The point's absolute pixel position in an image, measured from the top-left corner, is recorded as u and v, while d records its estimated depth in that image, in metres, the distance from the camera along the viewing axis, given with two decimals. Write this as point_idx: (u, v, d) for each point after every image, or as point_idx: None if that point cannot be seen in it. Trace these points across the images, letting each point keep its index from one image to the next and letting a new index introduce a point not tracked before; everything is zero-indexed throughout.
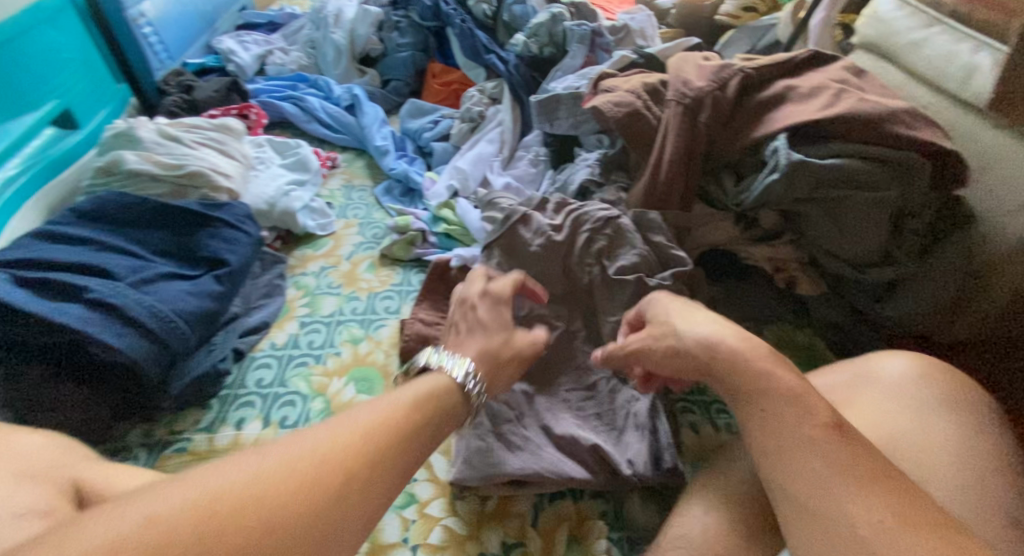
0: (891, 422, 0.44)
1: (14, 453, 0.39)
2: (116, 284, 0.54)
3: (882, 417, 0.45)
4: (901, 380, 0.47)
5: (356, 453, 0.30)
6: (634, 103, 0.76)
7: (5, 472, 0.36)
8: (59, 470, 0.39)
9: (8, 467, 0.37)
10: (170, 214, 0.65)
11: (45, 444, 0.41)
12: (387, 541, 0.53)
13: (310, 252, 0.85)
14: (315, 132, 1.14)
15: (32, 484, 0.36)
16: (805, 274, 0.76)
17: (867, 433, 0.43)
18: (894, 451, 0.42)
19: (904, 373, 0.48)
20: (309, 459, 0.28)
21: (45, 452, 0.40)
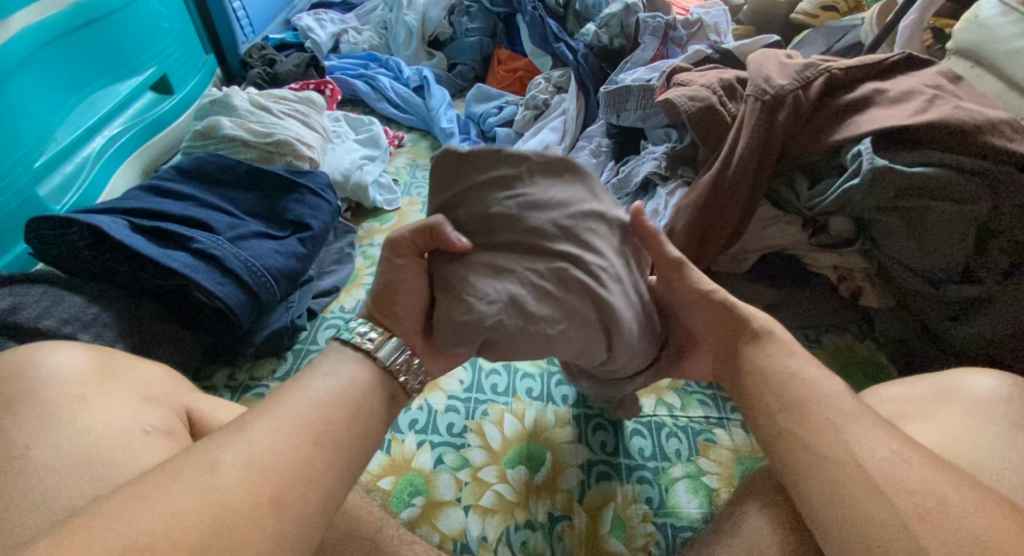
0: (973, 436, 0.43)
1: (138, 378, 0.44)
2: (217, 238, 0.57)
3: (964, 434, 0.44)
4: (986, 399, 0.46)
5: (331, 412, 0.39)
6: (709, 97, 0.75)
7: (135, 396, 0.42)
8: (174, 396, 0.44)
9: (136, 391, 0.42)
10: (262, 177, 0.69)
11: (161, 374, 0.46)
12: (441, 498, 0.56)
13: (377, 225, 0.89)
14: (383, 112, 1.19)
15: (154, 406, 0.41)
16: (873, 287, 0.75)
17: (948, 451, 0.43)
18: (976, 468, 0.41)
19: (991, 394, 0.47)
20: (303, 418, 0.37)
21: (162, 380, 0.45)
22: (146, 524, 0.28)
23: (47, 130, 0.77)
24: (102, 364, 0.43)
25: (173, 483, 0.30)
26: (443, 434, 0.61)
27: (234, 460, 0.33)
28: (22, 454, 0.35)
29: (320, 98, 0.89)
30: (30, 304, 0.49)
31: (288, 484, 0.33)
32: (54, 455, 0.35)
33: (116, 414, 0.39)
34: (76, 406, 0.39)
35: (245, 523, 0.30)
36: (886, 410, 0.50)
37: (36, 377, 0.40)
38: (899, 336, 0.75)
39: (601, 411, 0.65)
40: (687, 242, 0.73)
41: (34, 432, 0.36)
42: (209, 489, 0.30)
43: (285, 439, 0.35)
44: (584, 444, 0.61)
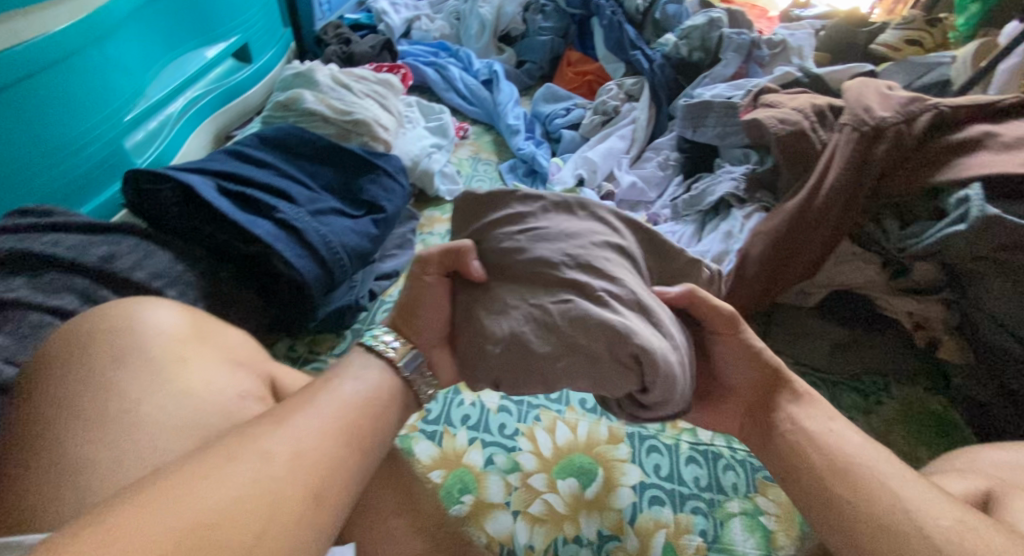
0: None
1: (223, 339, 0.43)
2: (299, 210, 0.57)
3: None
4: None
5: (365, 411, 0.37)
6: (801, 122, 0.72)
7: (224, 357, 0.41)
8: (258, 363, 0.44)
9: (226, 354, 0.42)
10: (340, 155, 0.69)
11: (246, 341, 0.46)
12: (490, 500, 0.54)
13: (437, 215, 0.89)
14: (450, 102, 1.19)
15: (244, 371, 0.41)
16: (953, 340, 0.70)
17: None
18: None
19: None
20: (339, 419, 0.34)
21: (246, 344, 0.45)
22: (206, 500, 0.24)
23: (139, 86, 0.78)
24: (192, 320, 0.42)
25: (211, 458, 0.27)
26: (495, 434, 0.60)
27: (285, 450, 0.29)
28: (125, 406, 0.34)
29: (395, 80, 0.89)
30: (124, 254, 0.49)
31: (331, 478, 0.30)
32: (158, 411, 0.35)
33: (212, 373, 0.39)
34: (178, 365, 0.38)
35: (286, 508, 0.27)
36: (985, 474, 0.46)
37: (134, 329, 0.39)
38: (978, 397, 0.69)
39: (655, 433, 0.63)
40: (759, 269, 0.70)
41: (136, 386, 0.36)
42: (266, 473, 0.28)
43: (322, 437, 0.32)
44: (637, 464, 0.59)
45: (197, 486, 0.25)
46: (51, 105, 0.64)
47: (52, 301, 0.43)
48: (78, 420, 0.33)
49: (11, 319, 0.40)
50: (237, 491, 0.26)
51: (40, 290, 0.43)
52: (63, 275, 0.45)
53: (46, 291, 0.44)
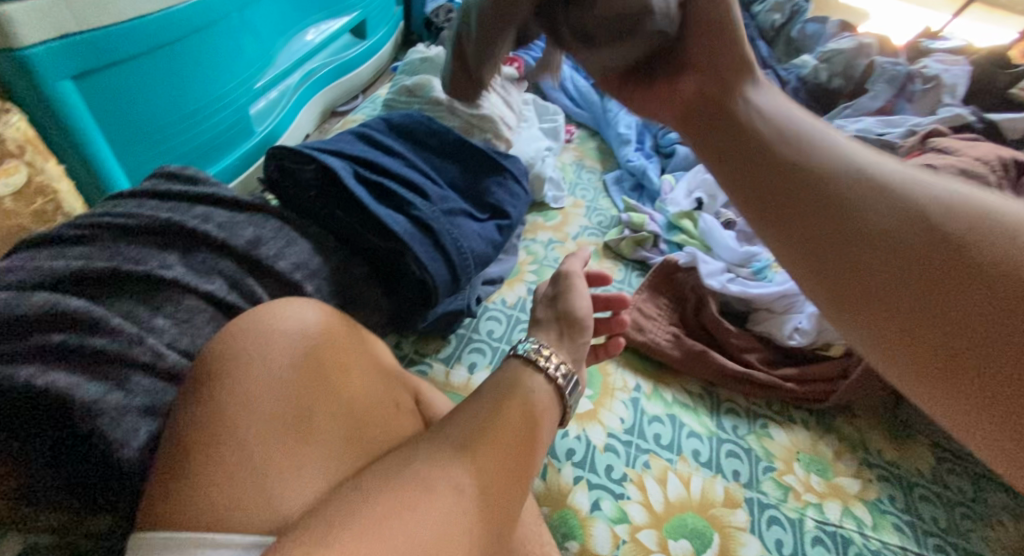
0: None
1: (371, 351, 0.45)
2: (433, 208, 0.53)
3: None
4: None
5: (526, 420, 0.39)
6: (984, 175, 0.64)
7: (372, 370, 0.43)
8: (397, 377, 0.46)
9: (372, 365, 0.43)
10: (468, 152, 0.65)
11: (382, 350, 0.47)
12: (597, 551, 0.49)
13: (540, 221, 0.85)
14: (556, 101, 1.14)
15: (383, 387, 0.42)
16: None
17: None
18: None
19: None
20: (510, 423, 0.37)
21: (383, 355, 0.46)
22: (412, 523, 0.28)
23: (269, 54, 0.77)
24: (344, 327, 0.43)
25: (408, 488, 0.29)
26: (602, 476, 0.55)
27: (469, 468, 0.32)
28: (296, 410, 0.35)
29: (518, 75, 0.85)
30: (269, 239, 0.48)
31: (501, 504, 0.33)
32: (329, 419, 0.36)
33: (366, 389, 0.40)
34: (342, 374, 0.39)
35: (470, 541, 0.29)
36: None
37: (297, 332, 0.39)
38: None
39: (776, 502, 0.56)
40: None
41: (306, 389, 0.36)
42: (446, 494, 0.30)
43: (492, 454, 0.34)
44: (756, 537, 0.53)
45: (406, 500, 0.29)
46: (193, 67, 0.63)
47: (205, 286, 0.42)
48: (253, 418, 0.33)
49: (171, 301, 0.40)
50: (438, 511, 0.29)
51: (193, 270, 0.43)
52: (213, 256, 0.44)
53: (198, 273, 0.43)
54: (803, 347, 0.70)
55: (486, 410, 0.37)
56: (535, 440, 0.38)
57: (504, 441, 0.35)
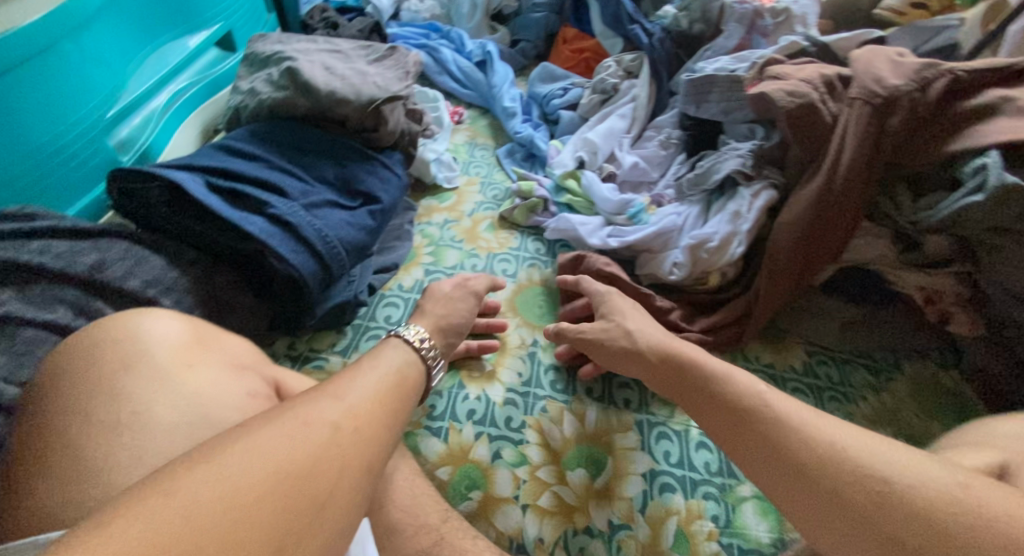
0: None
1: (227, 347, 0.46)
2: (292, 204, 0.55)
3: None
4: None
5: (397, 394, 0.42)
6: (810, 94, 0.69)
7: (226, 365, 0.43)
8: (261, 368, 0.47)
9: (227, 359, 0.44)
10: (334, 146, 0.67)
11: (245, 348, 0.48)
12: (499, 494, 0.53)
13: (435, 203, 0.86)
14: (444, 85, 1.16)
15: (244, 377, 0.43)
16: (966, 314, 0.69)
17: None
18: None
19: None
20: (377, 393, 0.40)
21: (247, 353, 0.47)
22: (253, 472, 0.30)
23: (121, 79, 0.75)
24: (192, 330, 0.44)
25: (266, 441, 0.32)
26: (502, 428, 0.59)
27: (341, 419, 0.35)
28: (133, 409, 0.37)
29: (384, 47, 0.79)
30: (115, 262, 0.48)
31: (375, 451, 0.37)
32: (169, 412, 0.37)
33: (219, 382, 0.41)
34: (185, 369, 0.40)
35: (327, 484, 0.32)
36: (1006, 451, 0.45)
37: (139, 343, 0.40)
38: (983, 367, 0.70)
39: (664, 420, 0.62)
40: (791, 258, 0.69)
41: (142, 392, 0.38)
42: (303, 446, 0.32)
43: (362, 416, 0.37)
44: (647, 453, 0.59)
45: (257, 452, 0.31)
46: (26, 100, 0.61)
47: (43, 316, 0.44)
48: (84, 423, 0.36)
49: (6, 335, 0.42)
50: (288, 457, 0.31)
51: (30, 304, 0.44)
52: (52, 286, 0.45)
53: (37, 305, 0.44)
54: (684, 279, 0.75)
55: (356, 382, 0.40)
56: (404, 403, 0.43)
57: (369, 406, 0.39)
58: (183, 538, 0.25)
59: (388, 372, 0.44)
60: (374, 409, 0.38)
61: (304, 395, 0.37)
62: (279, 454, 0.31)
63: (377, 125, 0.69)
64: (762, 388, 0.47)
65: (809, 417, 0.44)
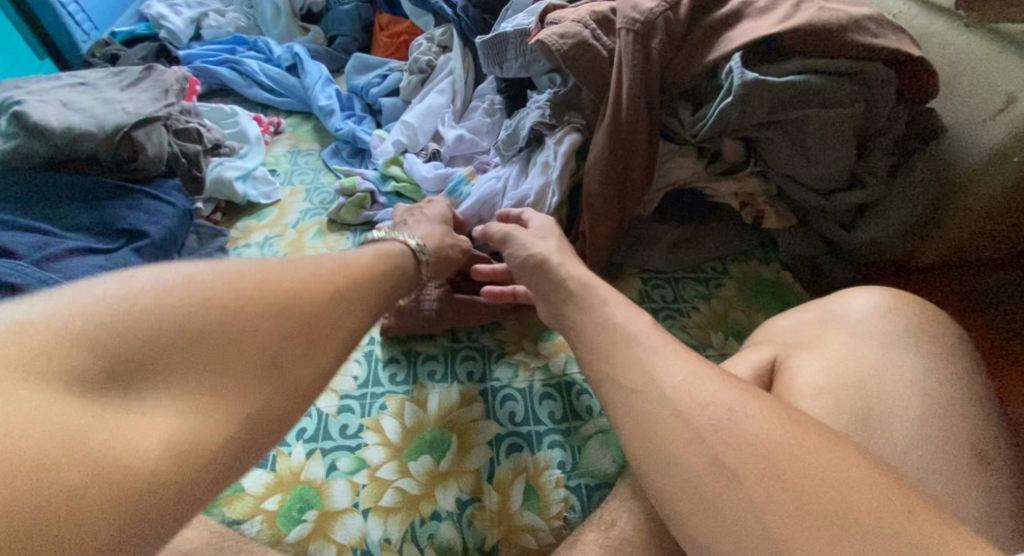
0: (859, 360, 0.41)
1: None
2: (17, 263, 0.49)
3: (850, 348, 0.43)
4: (867, 318, 0.45)
5: (350, 282, 0.45)
6: (581, 33, 0.70)
7: None
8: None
9: None
10: (86, 188, 0.60)
11: None
12: (337, 507, 0.50)
13: (253, 223, 0.81)
14: (257, 97, 1.08)
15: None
16: (773, 208, 0.75)
17: (831, 375, 0.41)
18: (860, 391, 0.40)
19: (871, 310, 0.45)
20: (338, 278, 0.44)
21: None
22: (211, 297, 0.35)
23: None
24: None
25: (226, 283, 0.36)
26: (335, 439, 0.56)
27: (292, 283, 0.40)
28: None
29: (138, 69, 0.73)
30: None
31: (325, 328, 0.40)
32: None
33: None
34: None
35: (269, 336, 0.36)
36: (777, 342, 0.47)
37: None
38: (804, 253, 0.76)
39: (508, 381, 0.62)
40: (607, 197, 0.69)
41: None
42: (256, 296, 0.37)
43: (321, 289, 0.42)
44: (492, 419, 0.58)
45: (218, 285, 0.36)
46: None
47: None
48: None
49: None
50: (242, 295, 0.36)
51: None
52: None
53: None
54: None
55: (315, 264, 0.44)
56: (362, 295, 0.45)
57: (323, 286, 0.42)
58: (95, 340, 0.29)
59: (364, 261, 0.49)
60: (325, 286, 0.42)
61: (261, 260, 0.41)
62: (189, 302, 0.33)
63: (136, 153, 0.63)
64: (595, 342, 0.47)
65: (601, 355, 0.45)
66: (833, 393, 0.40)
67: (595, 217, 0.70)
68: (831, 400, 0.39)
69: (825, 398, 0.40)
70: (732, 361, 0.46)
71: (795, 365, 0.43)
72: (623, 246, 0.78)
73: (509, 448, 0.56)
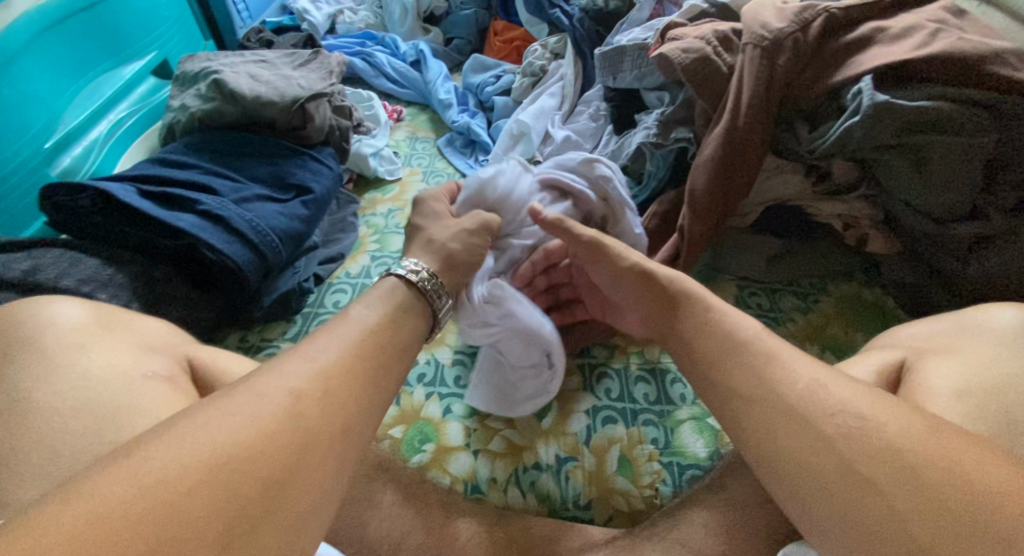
0: (994, 369, 0.42)
1: (134, 328, 0.45)
2: (222, 200, 0.59)
3: (987, 359, 0.42)
4: (1007, 331, 0.44)
5: (350, 371, 0.39)
6: (703, 49, 0.74)
7: (134, 344, 0.43)
8: (176, 347, 0.46)
9: (134, 339, 0.43)
10: (266, 147, 0.71)
11: (165, 329, 0.47)
12: (450, 443, 0.57)
13: (378, 196, 0.90)
14: (382, 87, 1.19)
15: (154, 355, 0.43)
16: (879, 234, 0.75)
17: (966, 381, 0.41)
18: (999, 400, 0.40)
19: (1012, 324, 0.45)
20: (342, 360, 0.40)
21: (160, 331, 0.46)
22: (190, 446, 0.29)
23: (55, 112, 0.79)
24: (99, 315, 0.44)
25: (201, 424, 0.31)
26: (451, 386, 0.62)
27: (286, 394, 0.35)
28: (24, 392, 0.37)
29: (306, 52, 0.85)
30: (49, 265, 0.51)
31: (336, 425, 0.35)
32: (55, 396, 0.38)
33: (117, 359, 0.41)
34: (78, 351, 0.40)
35: (272, 451, 0.31)
36: (905, 347, 0.48)
37: (42, 326, 0.42)
38: (909, 280, 0.75)
39: (605, 361, 0.66)
40: (712, 199, 0.71)
41: (32, 376, 0.38)
42: (242, 425, 0.32)
43: (319, 385, 0.37)
44: (590, 392, 0.63)
45: (208, 429, 0.31)
46: None
47: None
48: None
49: None
50: (230, 426, 0.31)
51: None
52: None
53: None
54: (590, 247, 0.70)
55: (303, 352, 0.39)
56: (390, 351, 0.43)
57: (312, 377, 0.37)
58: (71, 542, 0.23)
59: (374, 316, 0.45)
60: (327, 377, 0.37)
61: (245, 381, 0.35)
62: (240, 429, 0.31)
63: (305, 123, 0.74)
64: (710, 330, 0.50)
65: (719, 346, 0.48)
66: (968, 398, 0.40)
67: (696, 217, 0.71)
68: (967, 404, 0.39)
69: (959, 402, 0.40)
70: (850, 364, 0.47)
71: (925, 369, 0.43)
72: (721, 252, 0.81)
73: (604, 419, 0.60)
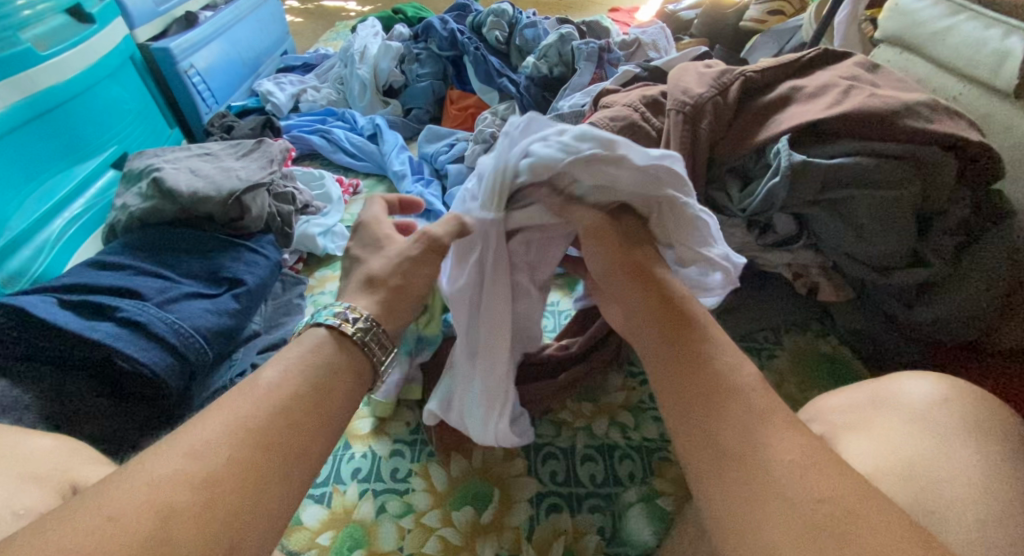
0: (901, 450, 0.40)
1: (22, 456, 0.42)
2: (144, 304, 0.58)
3: (897, 439, 0.41)
4: (922, 405, 0.44)
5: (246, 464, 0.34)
6: (631, 115, 0.76)
7: (14, 476, 0.40)
8: (63, 473, 0.43)
9: (17, 470, 0.41)
10: (202, 242, 0.71)
11: (59, 451, 0.45)
12: (383, 550, 0.53)
13: (329, 273, 0.89)
14: (339, 162, 1.21)
15: (32, 487, 0.40)
16: (828, 281, 0.74)
17: (880, 464, 0.39)
18: (911, 486, 0.37)
19: (926, 398, 0.44)
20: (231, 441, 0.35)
21: (55, 455, 0.44)
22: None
23: None
24: None
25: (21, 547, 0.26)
26: (387, 481, 0.59)
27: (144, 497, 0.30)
28: None
29: (250, 142, 0.87)
30: None
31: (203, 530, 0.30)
32: None
33: None
34: None
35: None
36: (825, 421, 0.47)
37: None
38: (861, 327, 0.74)
39: (551, 439, 0.63)
40: None
41: None
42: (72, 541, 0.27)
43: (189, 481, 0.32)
44: (534, 477, 0.59)
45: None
46: None
47: None
48: None
49: None
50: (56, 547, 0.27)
51: None
52: None
53: None
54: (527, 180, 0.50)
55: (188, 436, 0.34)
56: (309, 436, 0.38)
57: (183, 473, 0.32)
58: None
59: (298, 383, 0.40)
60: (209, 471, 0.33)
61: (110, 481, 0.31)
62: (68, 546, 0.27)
63: (242, 214, 0.74)
64: None
65: None
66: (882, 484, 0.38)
67: None
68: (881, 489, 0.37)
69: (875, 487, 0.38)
70: None
71: (841, 448, 0.42)
72: None
73: (550, 509, 0.57)
